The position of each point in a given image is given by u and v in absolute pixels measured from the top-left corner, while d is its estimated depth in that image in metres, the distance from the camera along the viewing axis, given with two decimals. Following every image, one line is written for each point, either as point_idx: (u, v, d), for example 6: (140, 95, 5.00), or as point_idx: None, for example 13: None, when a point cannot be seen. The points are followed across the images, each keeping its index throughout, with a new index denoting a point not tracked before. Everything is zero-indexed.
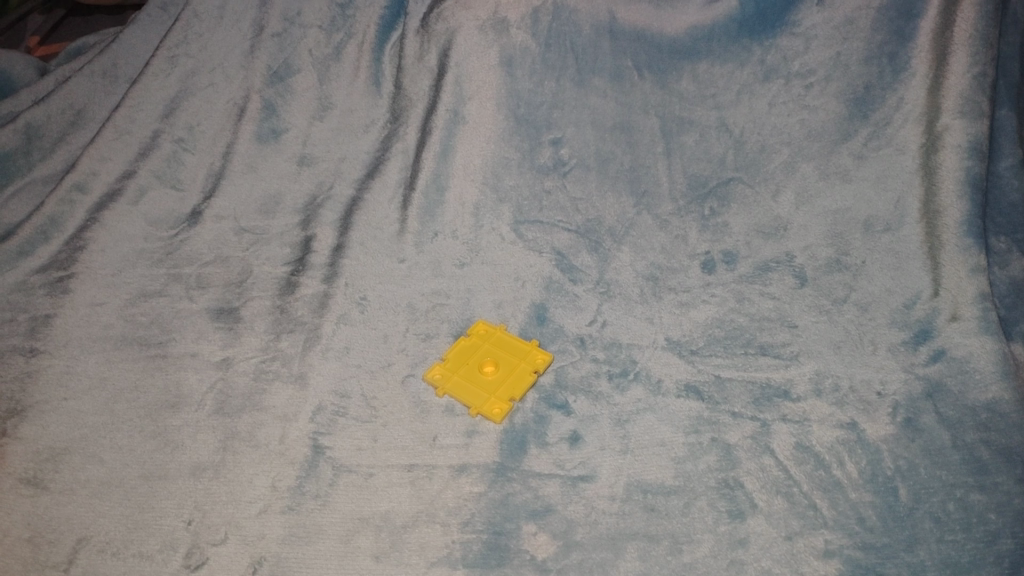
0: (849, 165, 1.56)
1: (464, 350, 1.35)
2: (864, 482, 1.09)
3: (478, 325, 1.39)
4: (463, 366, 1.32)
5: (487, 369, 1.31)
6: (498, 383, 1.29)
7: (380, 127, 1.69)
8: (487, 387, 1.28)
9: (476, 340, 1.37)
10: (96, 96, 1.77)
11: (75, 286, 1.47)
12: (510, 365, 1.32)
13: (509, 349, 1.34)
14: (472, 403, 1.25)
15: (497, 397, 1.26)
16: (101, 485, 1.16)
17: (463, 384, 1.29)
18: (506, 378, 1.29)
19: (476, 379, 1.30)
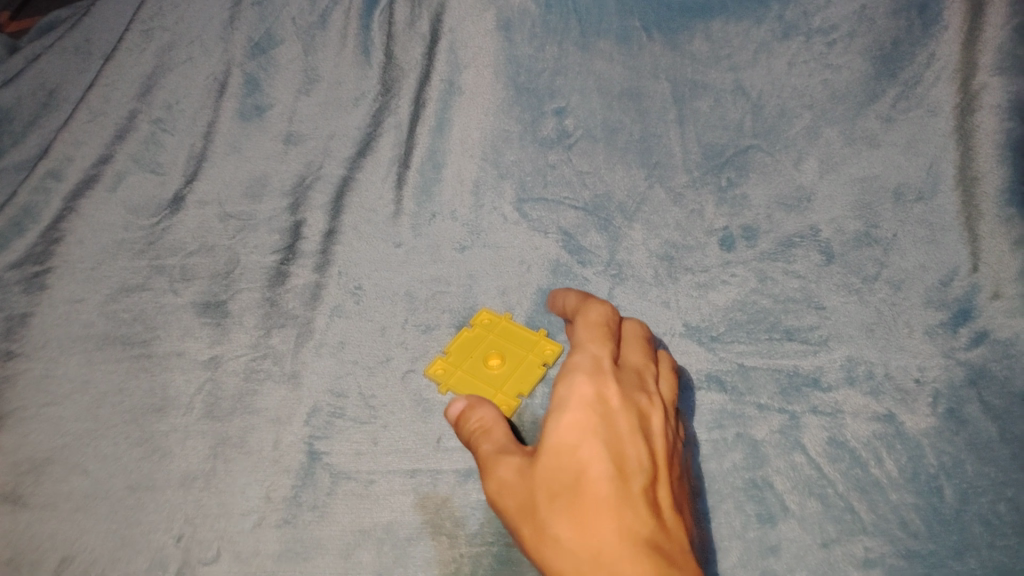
0: (876, 129, 1.45)
1: (468, 342, 1.25)
2: (904, 481, 1.02)
3: (482, 315, 1.30)
4: (468, 361, 1.22)
5: (492, 362, 1.21)
6: (504, 377, 1.19)
7: (370, 101, 1.56)
8: (493, 382, 1.19)
9: (480, 332, 1.27)
10: (68, 75, 1.66)
11: (53, 282, 1.36)
12: (518, 357, 1.22)
13: (517, 340, 1.25)
14: None
15: (505, 393, 1.16)
16: (85, 499, 1.06)
17: (467, 380, 1.20)
18: (515, 372, 1.20)
19: (482, 374, 1.20)
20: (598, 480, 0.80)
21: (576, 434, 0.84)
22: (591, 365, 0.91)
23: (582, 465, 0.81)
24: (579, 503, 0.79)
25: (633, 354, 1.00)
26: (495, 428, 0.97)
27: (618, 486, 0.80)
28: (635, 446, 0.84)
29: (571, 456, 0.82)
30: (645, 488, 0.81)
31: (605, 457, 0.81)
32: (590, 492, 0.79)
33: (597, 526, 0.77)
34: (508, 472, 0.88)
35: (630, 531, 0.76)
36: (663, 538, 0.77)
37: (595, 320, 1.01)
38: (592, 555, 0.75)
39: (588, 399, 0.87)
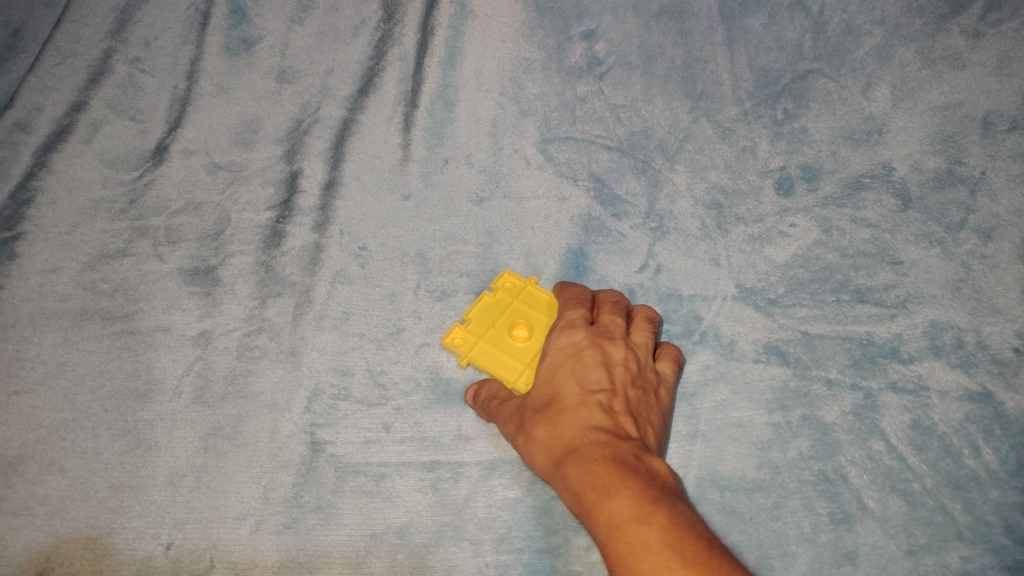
0: (963, 47, 1.27)
1: (494, 308, 1.11)
2: (1007, 476, 0.87)
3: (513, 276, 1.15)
4: (494, 330, 1.08)
5: (518, 332, 1.07)
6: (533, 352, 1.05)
7: (372, 28, 1.35)
8: (521, 356, 1.04)
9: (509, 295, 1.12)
10: (35, 10, 1.48)
11: (24, 250, 1.20)
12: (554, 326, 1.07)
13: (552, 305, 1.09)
14: (504, 377, 1.02)
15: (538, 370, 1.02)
16: (63, 500, 0.95)
17: (490, 351, 1.05)
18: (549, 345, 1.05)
19: (510, 346, 1.06)
20: (566, 396, 0.88)
21: (549, 366, 0.92)
22: (566, 318, 0.99)
23: (553, 389, 0.89)
24: (549, 411, 0.87)
25: (610, 308, 1.01)
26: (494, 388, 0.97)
27: (583, 394, 0.87)
28: (601, 367, 0.90)
29: (545, 382, 0.90)
30: (609, 395, 0.87)
31: (572, 379, 0.89)
32: (558, 406, 0.87)
33: (563, 424, 0.84)
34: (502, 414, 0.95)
35: (590, 424, 0.83)
36: (622, 425, 0.84)
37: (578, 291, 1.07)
38: (557, 444, 0.82)
39: (561, 339, 0.95)
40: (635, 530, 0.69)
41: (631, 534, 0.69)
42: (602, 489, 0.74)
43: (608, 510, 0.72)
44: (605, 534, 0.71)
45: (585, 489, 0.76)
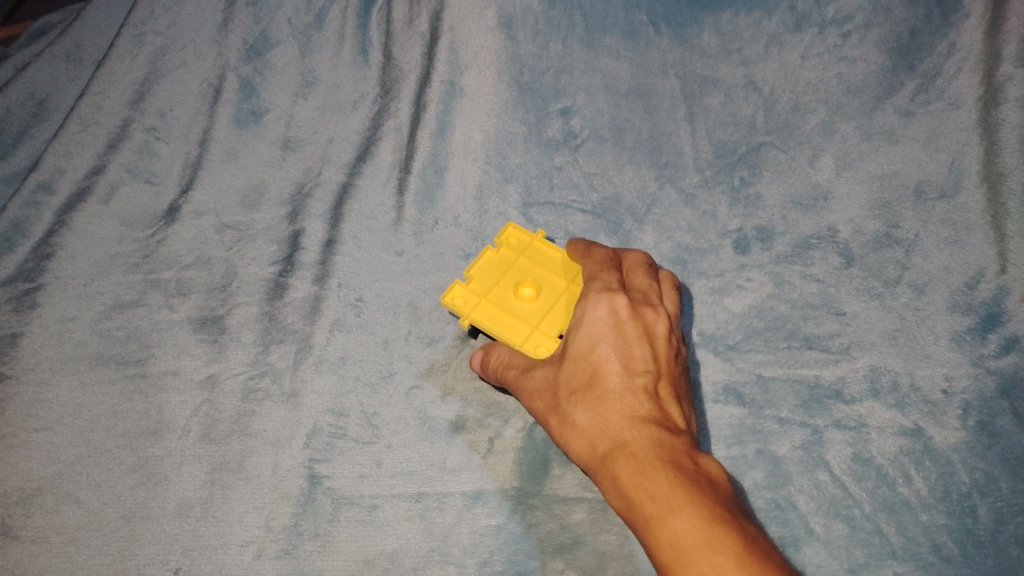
0: (895, 123, 1.40)
1: (493, 270, 1.25)
2: (936, 501, 1.00)
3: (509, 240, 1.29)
4: (496, 292, 1.21)
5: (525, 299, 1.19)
6: (539, 315, 1.17)
7: (369, 103, 1.50)
8: (528, 319, 1.17)
9: (506, 260, 1.26)
10: (60, 83, 1.58)
11: (44, 300, 1.29)
12: (553, 294, 1.20)
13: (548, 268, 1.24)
14: (513, 339, 1.14)
15: (541, 330, 1.15)
16: (78, 530, 1.06)
17: (500, 316, 1.18)
18: (549, 308, 1.18)
19: (513, 310, 1.19)
20: (609, 377, 0.96)
21: (589, 340, 1.00)
22: (602, 286, 1.06)
23: (595, 365, 0.98)
24: (593, 395, 0.95)
25: (638, 278, 1.10)
26: (513, 357, 1.07)
27: (628, 381, 0.96)
28: (641, 346, 0.99)
29: (585, 359, 0.99)
30: (651, 383, 0.96)
31: (615, 356, 0.98)
32: (601, 386, 0.96)
33: (607, 411, 0.93)
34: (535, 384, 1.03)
35: (635, 414, 0.92)
36: (666, 416, 0.93)
37: (602, 255, 1.15)
38: (603, 434, 0.92)
39: (600, 309, 1.02)
40: (707, 558, 0.74)
41: (703, 562, 0.74)
42: (664, 503, 0.80)
43: (673, 529, 0.78)
44: (670, 554, 0.77)
45: (642, 494, 0.83)
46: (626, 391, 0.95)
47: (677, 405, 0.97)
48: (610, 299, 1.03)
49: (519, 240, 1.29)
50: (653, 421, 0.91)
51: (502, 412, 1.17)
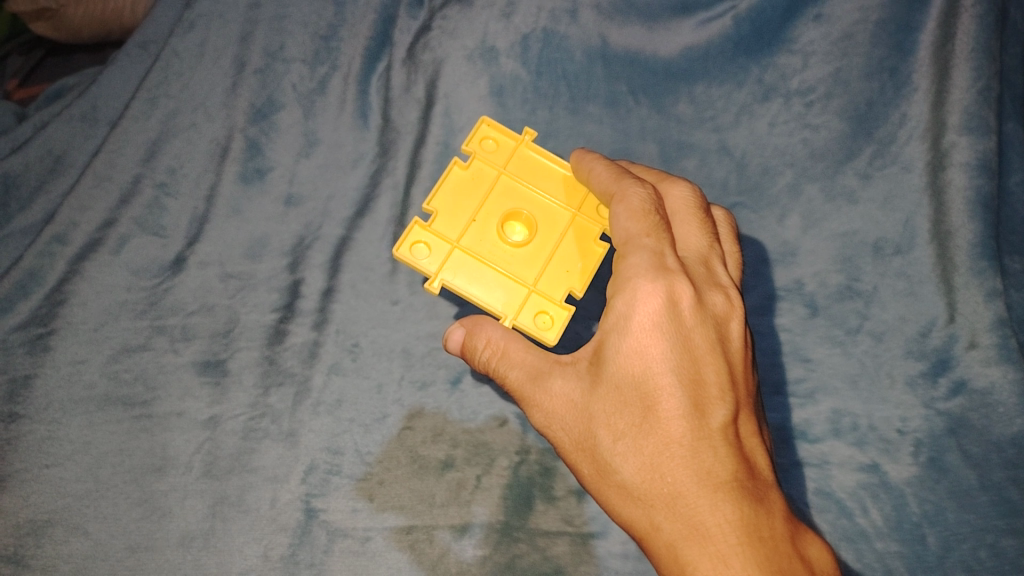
0: (855, 186, 1.49)
1: (464, 199, 1.29)
2: (890, 530, 1.23)
3: (481, 153, 1.33)
4: (473, 234, 1.27)
5: (517, 249, 1.27)
6: (533, 271, 1.26)
7: (368, 162, 1.54)
8: (523, 277, 1.25)
9: (480, 186, 1.31)
10: (75, 141, 1.60)
11: (56, 343, 1.36)
12: (549, 239, 1.29)
13: (535, 195, 1.32)
14: (506, 310, 1.23)
15: (541, 294, 1.24)
16: (84, 560, 1.21)
17: (490, 274, 1.25)
18: (544, 262, 1.27)
19: (505, 263, 1.26)
20: (673, 423, 0.99)
21: (642, 360, 1.01)
22: (656, 268, 1.06)
23: (652, 401, 1.00)
24: (651, 443, 0.99)
25: (698, 239, 1.17)
26: (509, 346, 1.13)
27: (696, 424, 0.99)
28: (710, 364, 1.04)
29: (637, 390, 1.01)
30: (719, 419, 1.01)
31: (679, 389, 1.00)
32: (661, 428, 0.99)
33: (675, 475, 0.97)
34: (555, 399, 1.07)
35: (711, 480, 0.97)
36: (739, 468, 0.99)
37: (639, 207, 1.14)
38: (672, 508, 0.96)
39: (653, 304, 1.03)
40: None
41: None
42: None
43: None
44: None
45: None
46: (697, 439, 0.98)
47: (743, 435, 1.03)
48: (667, 292, 1.04)
49: (496, 152, 1.34)
50: (731, 490, 0.96)
51: (488, 451, 1.32)
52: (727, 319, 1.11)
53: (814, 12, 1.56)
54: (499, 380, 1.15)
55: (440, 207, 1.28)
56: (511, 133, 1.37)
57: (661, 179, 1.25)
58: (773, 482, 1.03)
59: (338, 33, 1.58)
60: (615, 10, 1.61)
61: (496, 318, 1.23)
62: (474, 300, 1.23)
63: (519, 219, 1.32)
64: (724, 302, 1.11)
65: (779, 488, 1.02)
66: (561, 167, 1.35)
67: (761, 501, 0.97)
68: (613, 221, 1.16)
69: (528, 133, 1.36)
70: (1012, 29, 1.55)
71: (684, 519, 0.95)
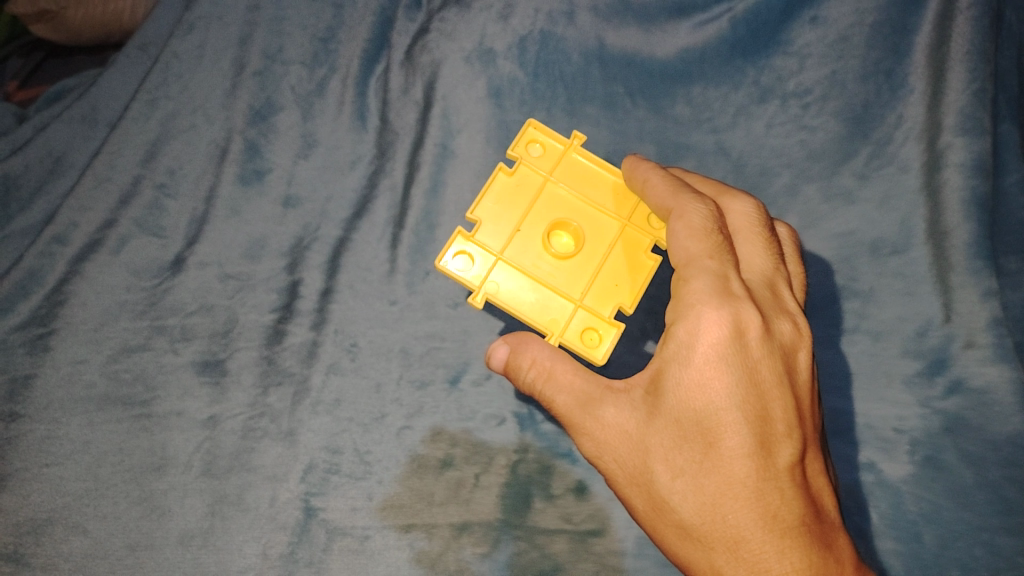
0: (852, 186, 1.50)
1: (509, 207, 1.30)
2: (887, 528, 1.26)
3: (527, 159, 1.33)
4: (517, 245, 1.27)
5: (562, 261, 1.27)
6: (579, 286, 1.26)
7: (366, 164, 1.52)
8: (568, 292, 1.25)
9: (525, 194, 1.31)
10: (75, 142, 1.60)
11: (56, 343, 1.37)
12: (596, 251, 1.29)
13: (583, 204, 1.31)
14: (551, 326, 1.23)
15: (588, 309, 1.24)
16: (85, 557, 1.24)
17: (533, 289, 1.25)
18: (591, 276, 1.27)
19: (550, 277, 1.26)
20: (737, 463, 1.01)
21: (704, 394, 1.02)
22: (721, 295, 1.07)
23: (714, 438, 1.01)
24: (713, 482, 1.01)
25: (760, 263, 1.18)
26: (555, 368, 1.13)
27: (761, 463, 1.01)
28: (775, 399, 1.05)
29: (698, 426, 1.02)
30: (785, 458, 1.02)
31: (745, 427, 1.01)
32: (723, 465, 1.01)
33: (737, 518, 1.00)
34: (607, 427, 1.07)
35: (776, 524, 0.99)
36: (803, 509, 1.01)
37: (700, 226, 1.14)
38: (733, 550, 0.99)
39: (716, 333, 1.04)
40: None
41: None
42: None
43: None
44: None
45: None
46: (762, 479, 1.00)
47: (806, 474, 1.05)
48: (735, 319, 1.05)
49: (542, 159, 1.34)
50: (797, 535, 0.99)
51: (487, 451, 1.33)
52: (794, 349, 1.11)
53: (810, 15, 1.57)
54: (543, 400, 1.15)
55: (484, 216, 1.29)
56: (558, 137, 1.36)
57: (721, 192, 1.26)
58: (837, 523, 1.05)
59: (337, 35, 1.59)
60: (612, 12, 1.61)
61: (541, 333, 1.23)
62: (518, 314, 1.23)
63: (567, 229, 1.31)
64: (790, 329, 1.12)
65: (843, 530, 1.05)
66: (610, 174, 1.35)
67: (826, 547, 1.00)
68: (671, 238, 1.17)
69: (576, 139, 1.36)
70: (1007, 33, 1.56)
71: (747, 564, 0.98)
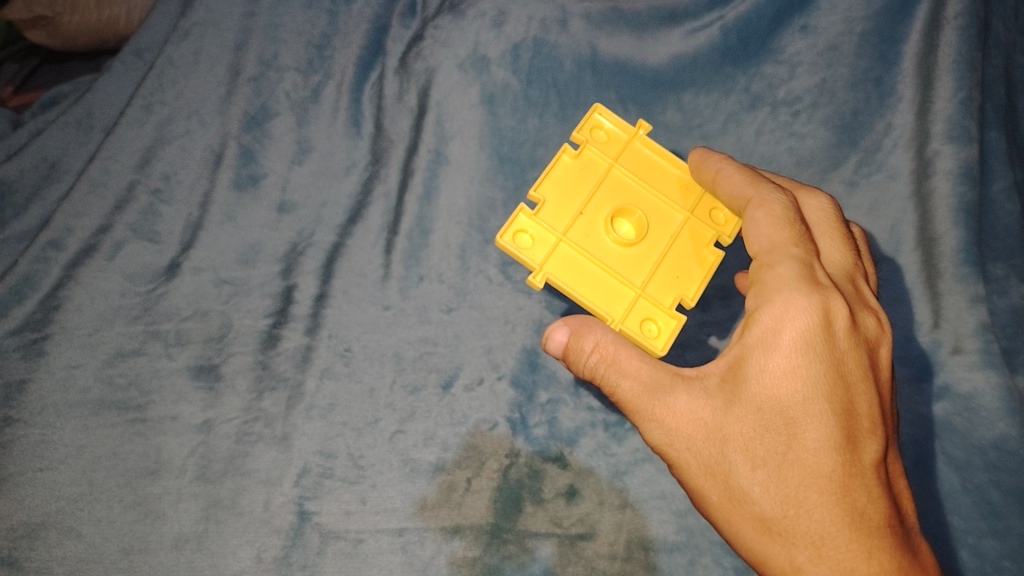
0: (841, 193, 1.52)
1: (571, 190, 1.27)
2: None
3: (593, 143, 1.31)
4: (580, 227, 1.24)
5: (624, 248, 1.23)
6: (640, 274, 1.23)
7: (361, 169, 1.53)
8: (629, 279, 1.22)
9: (588, 178, 1.28)
10: (70, 148, 1.61)
11: (51, 348, 1.38)
12: (659, 240, 1.26)
13: (649, 193, 1.29)
14: (611, 313, 1.19)
15: (650, 298, 1.21)
16: (78, 562, 1.25)
17: (593, 274, 1.22)
18: (654, 265, 1.24)
19: (612, 262, 1.23)
20: (824, 456, 1.00)
21: (792, 383, 1.02)
22: (808, 284, 1.06)
23: (799, 429, 1.01)
24: (796, 474, 1.01)
25: (841, 255, 1.18)
26: (619, 355, 1.10)
27: (848, 459, 1.01)
28: (861, 393, 1.05)
29: (783, 416, 1.01)
30: (871, 454, 1.02)
31: (832, 420, 1.01)
32: (808, 458, 1.01)
33: (821, 513, 0.99)
34: (680, 414, 1.06)
35: (860, 522, 0.99)
36: (887, 509, 1.01)
37: (782, 215, 1.15)
38: (815, 546, 0.99)
39: (803, 322, 1.03)
40: None
41: None
42: None
43: None
44: None
45: None
46: (848, 475, 1.00)
47: (888, 474, 1.05)
48: (826, 306, 1.05)
49: (606, 145, 1.32)
50: (884, 536, 0.99)
51: (478, 454, 1.34)
52: (876, 343, 1.11)
53: (801, 23, 1.58)
54: (607, 385, 1.12)
55: (546, 196, 1.25)
56: (624, 125, 1.35)
57: (799, 188, 1.26)
58: (915, 529, 1.05)
59: (332, 42, 1.60)
60: (604, 20, 1.61)
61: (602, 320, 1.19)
62: (578, 299, 1.20)
63: (630, 217, 1.29)
64: (874, 324, 1.12)
65: (920, 536, 1.05)
66: (675, 167, 1.33)
67: (910, 550, 1.00)
68: (750, 225, 1.17)
69: (642, 128, 1.34)
70: (994, 40, 1.58)
71: (831, 562, 0.97)
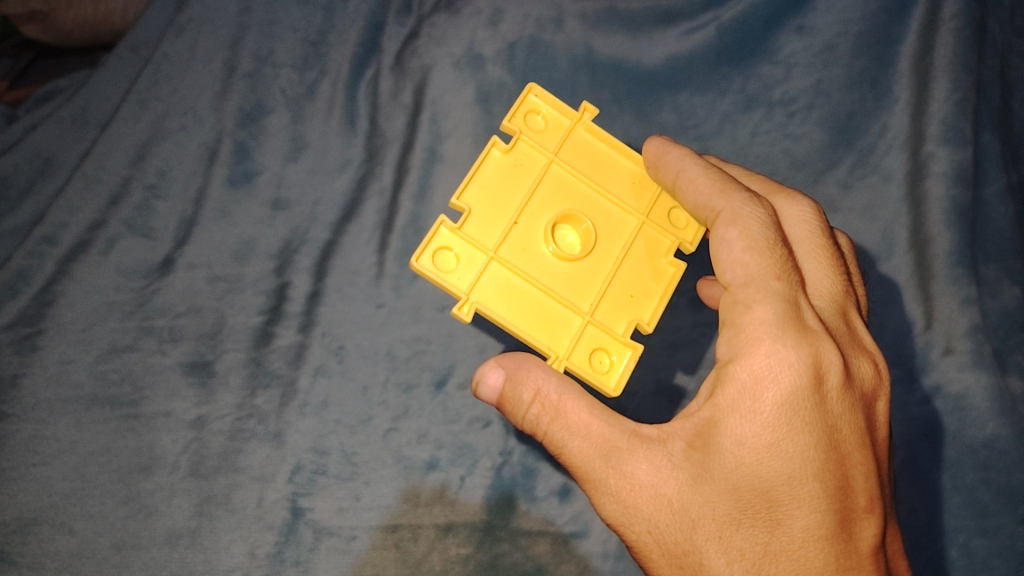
0: (835, 195, 1.51)
1: (502, 197, 1.21)
2: None
3: (529, 135, 1.25)
4: (515, 242, 1.20)
5: (570, 263, 1.21)
6: (590, 294, 1.21)
7: (356, 167, 1.52)
8: (575, 303, 1.19)
9: (521, 179, 1.23)
10: (64, 143, 1.60)
11: (44, 343, 1.38)
12: (609, 255, 1.24)
13: (596, 193, 1.26)
14: (555, 345, 1.16)
15: (600, 326, 1.19)
16: (71, 557, 1.25)
17: (536, 297, 1.19)
18: (603, 287, 1.21)
19: (554, 286, 1.20)
20: (814, 547, 0.98)
21: (775, 462, 0.99)
22: (795, 337, 1.03)
23: (783, 517, 0.99)
24: (783, 567, 0.98)
25: (835, 285, 1.16)
26: (563, 403, 1.07)
27: (842, 549, 1.00)
28: (854, 468, 1.03)
29: (765, 500, 0.99)
30: (867, 540, 1.02)
31: (822, 506, 1.00)
32: (796, 549, 0.99)
33: None
34: (643, 494, 1.01)
35: None
36: None
37: (762, 237, 1.12)
38: None
39: (788, 384, 1.01)
40: None
41: None
42: None
43: None
44: None
45: None
46: (842, 568, 0.99)
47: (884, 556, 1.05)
48: (817, 363, 1.02)
49: (542, 136, 1.27)
50: None
51: (472, 452, 1.35)
52: (874, 395, 1.11)
53: (797, 23, 1.59)
54: (552, 440, 1.08)
55: (472, 204, 1.20)
56: (566, 109, 1.29)
57: (777, 195, 1.25)
58: None
59: (328, 39, 1.60)
60: (600, 19, 1.62)
61: (545, 357, 1.16)
62: (518, 334, 1.16)
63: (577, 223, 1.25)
64: (870, 371, 1.12)
65: None
66: (626, 159, 1.30)
67: None
68: (726, 242, 1.14)
69: (586, 112, 1.29)
70: (989, 43, 1.59)
71: None
